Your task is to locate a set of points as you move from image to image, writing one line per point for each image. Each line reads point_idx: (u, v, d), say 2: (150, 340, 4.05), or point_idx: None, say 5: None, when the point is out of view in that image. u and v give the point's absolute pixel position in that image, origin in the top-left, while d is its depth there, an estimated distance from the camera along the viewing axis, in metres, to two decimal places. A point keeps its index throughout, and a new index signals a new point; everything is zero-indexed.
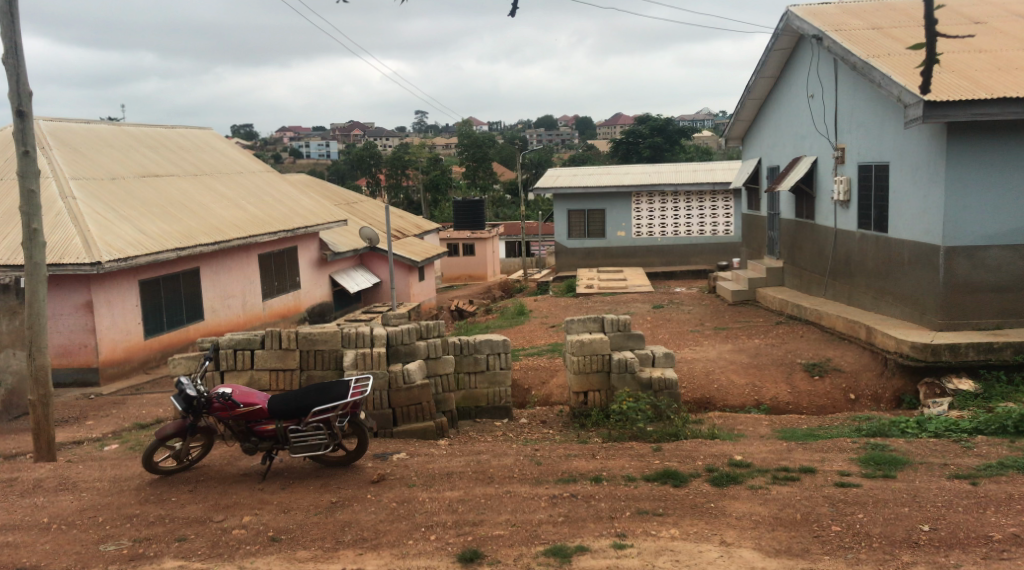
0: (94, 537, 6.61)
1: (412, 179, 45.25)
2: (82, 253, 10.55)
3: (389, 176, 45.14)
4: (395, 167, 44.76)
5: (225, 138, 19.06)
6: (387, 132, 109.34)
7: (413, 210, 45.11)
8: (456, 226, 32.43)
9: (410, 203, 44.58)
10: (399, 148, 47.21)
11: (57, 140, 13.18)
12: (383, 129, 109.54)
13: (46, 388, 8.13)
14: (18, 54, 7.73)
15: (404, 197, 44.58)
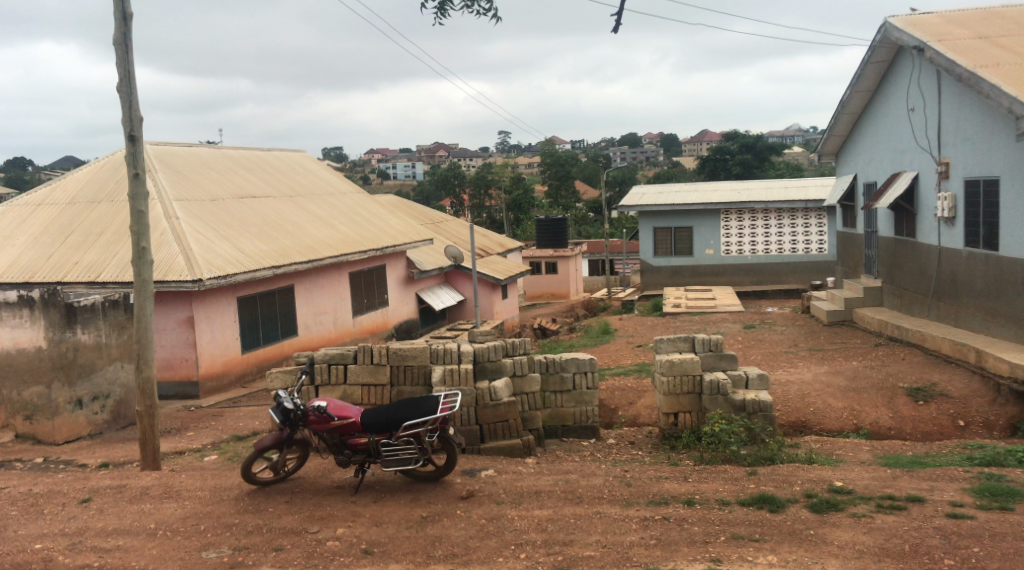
0: (196, 544, 6.88)
1: (496, 199, 45.26)
2: (186, 270, 11.02)
3: (473, 196, 45.39)
4: (479, 187, 45.01)
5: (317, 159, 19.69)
6: (473, 152, 111.27)
7: (497, 230, 45.50)
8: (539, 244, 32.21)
9: (494, 222, 44.99)
10: (483, 169, 47.76)
11: (163, 163, 13.88)
12: (470, 151, 112.08)
13: (153, 400, 8.50)
14: (131, 82, 8.16)
15: (488, 217, 45.00)
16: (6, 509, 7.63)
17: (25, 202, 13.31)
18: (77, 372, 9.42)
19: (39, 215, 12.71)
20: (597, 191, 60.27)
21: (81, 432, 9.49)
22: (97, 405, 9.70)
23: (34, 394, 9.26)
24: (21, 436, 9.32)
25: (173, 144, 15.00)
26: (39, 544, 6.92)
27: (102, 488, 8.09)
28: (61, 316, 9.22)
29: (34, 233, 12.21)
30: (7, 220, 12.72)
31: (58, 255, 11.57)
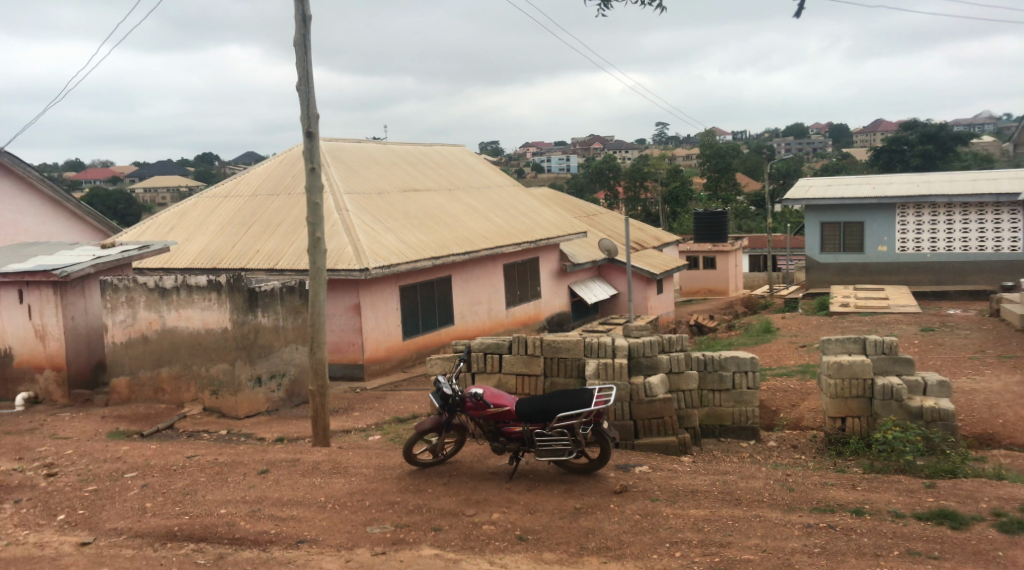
0: (362, 518, 7.29)
1: (651, 191, 44.71)
2: (354, 260, 11.64)
3: (628, 189, 45.14)
4: (634, 179, 44.69)
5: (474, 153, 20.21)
6: (628, 145, 110.29)
7: (651, 223, 44.96)
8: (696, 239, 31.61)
9: (648, 216, 44.48)
10: (639, 161, 47.32)
11: (335, 158, 14.73)
12: (625, 143, 111.28)
13: (323, 381, 9.04)
14: (309, 81, 8.56)
15: (642, 210, 44.52)
16: (197, 475, 8.39)
17: (214, 194, 14.53)
18: (258, 352, 10.16)
19: (225, 207, 13.84)
20: (758, 183, 58.14)
21: (259, 408, 10.23)
22: (274, 383, 10.43)
23: (220, 371, 10.11)
24: (208, 409, 10.20)
25: (344, 140, 15.89)
26: (224, 509, 7.56)
27: (279, 460, 8.72)
28: (244, 299, 9.99)
29: (221, 223, 13.31)
30: (199, 212, 13.94)
31: (241, 244, 12.54)
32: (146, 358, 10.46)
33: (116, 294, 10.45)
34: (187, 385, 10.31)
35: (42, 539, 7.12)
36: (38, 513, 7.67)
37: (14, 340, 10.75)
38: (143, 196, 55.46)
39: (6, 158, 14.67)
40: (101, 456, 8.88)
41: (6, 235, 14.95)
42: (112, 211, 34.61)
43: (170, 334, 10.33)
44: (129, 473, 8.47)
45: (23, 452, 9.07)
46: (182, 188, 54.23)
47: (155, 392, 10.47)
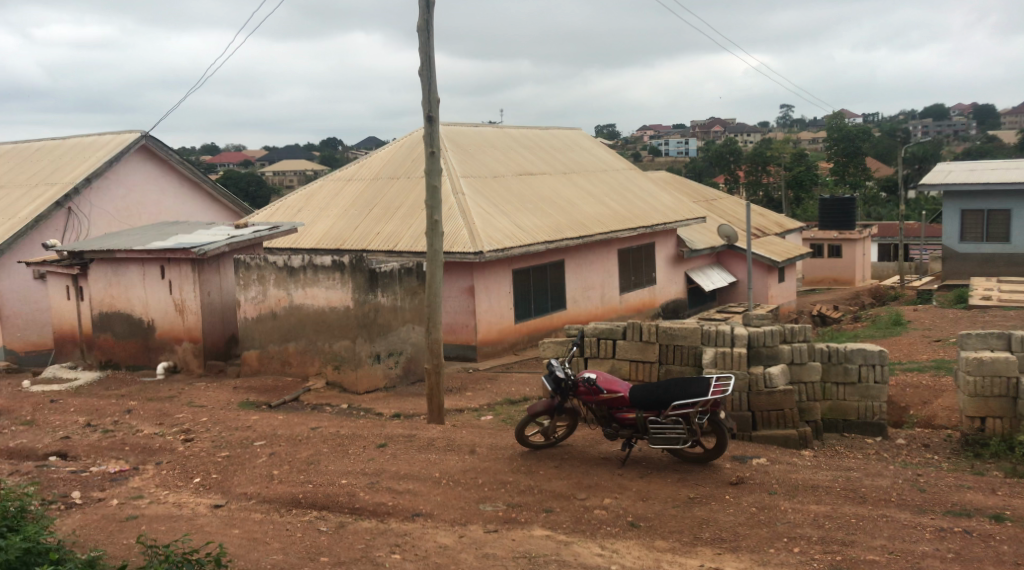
0: (475, 496, 7.43)
1: (774, 176, 43.15)
2: (469, 243, 11.82)
3: (749, 173, 43.81)
4: (756, 163, 43.32)
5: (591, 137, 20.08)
6: (749, 128, 106.93)
7: (773, 208, 43.46)
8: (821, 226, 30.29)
9: (770, 201, 43.01)
10: (761, 144, 45.78)
11: (453, 143, 14.99)
12: (746, 126, 107.85)
13: (439, 360, 9.23)
14: (431, 66, 8.72)
15: (764, 195, 43.09)
16: (320, 446, 8.78)
17: (338, 177, 15.08)
18: (377, 331, 10.50)
19: (348, 190, 14.33)
20: (891, 167, 55.13)
21: (378, 384, 10.58)
22: (392, 360, 10.75)
23: (342, 347, 10.52)
24: (330, 383, 10.63)
25: (462, 124, 16.14)
26: (345, 479, 7.88)
27: (396, 435, 9.00)
28: (365, 279, 10.32)
29: (344, 206, 13.80)
30: (324, 194, 14.51)
31: (362, 226, 12.97)
32: (274, 333, 11.01)
33: (248, 272, 11.04)
34: (311, 360, 10.78)
35: (181, 499, 7.64)
36: (177, 474, 8.23)
37: (157, 313, 11.53)
38: (272, 179, 58.37)
39: (152, 142, 15.71)
40: (233, 424, 9.43)
41: (151, 214, 16.04)
42: (244, 193, 36.56)
43: (296, 311, 10.82)
44: (258, 441, 8.96)
45: (164, 417, 9.75)
46: (308, 172, 56.69)
47: (282, 366, 11.01)
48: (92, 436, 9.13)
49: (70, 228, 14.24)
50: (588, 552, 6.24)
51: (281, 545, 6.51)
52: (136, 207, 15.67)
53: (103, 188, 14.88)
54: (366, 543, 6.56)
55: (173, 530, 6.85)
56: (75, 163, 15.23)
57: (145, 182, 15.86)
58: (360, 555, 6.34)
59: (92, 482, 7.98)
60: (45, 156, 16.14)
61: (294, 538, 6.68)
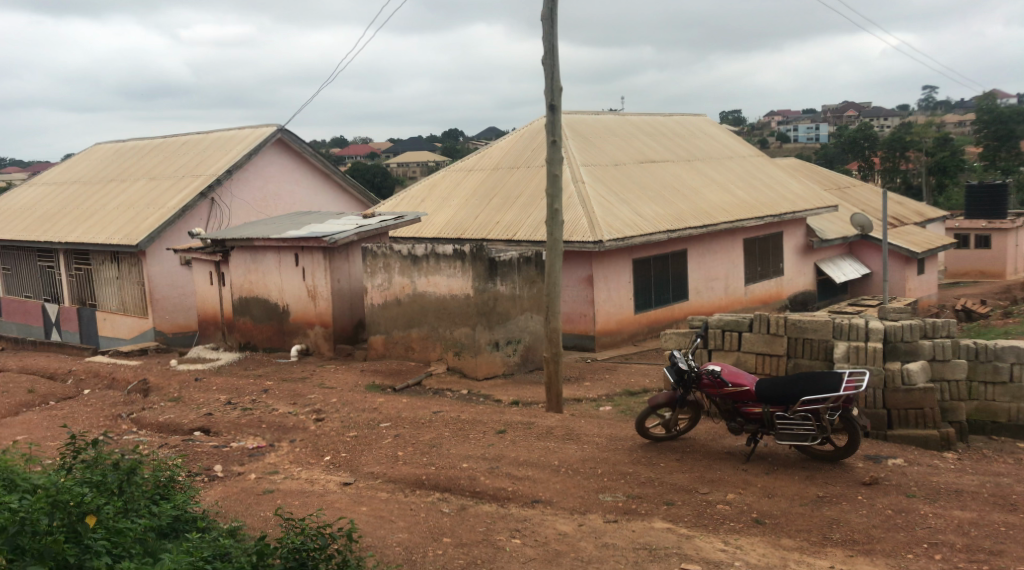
0: (595, 485, 7.43)
1: (914, 162, 40.67)
2: (589, 232, 11.78)
3: (885, 159, 41.53)
4: (894, 149, 41.02)
5: (716, 123, 19.57)
6: (885, 111, 101.26)
7: (912, 196, 41.01)
8: (966, 216, 28.70)
9: (909, 189, 40.61)
10: (900, 128, 43.25)
11: (574, 131, 14.98)
12: (881, 110, 102.22)
13: (558, 348, 9.23)
14: (554, 55, 8.71)
15: (902, 182, 40.74)
16: (442, 429, 8.99)
17: (460, 167, 15.37)
18: (496, 318, 10.65)
19: (470, 179, 14.58)
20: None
21: (497, 371, 10.72)
22: (511, 347, 10.87)
23: (462, 334, 10.72)
24: (451, 369, 10.86)
25: (584, 112, 16.10)
26: (466, 463, 8.05)
27: (515, 422, 9.10)
28: (486, 268, 10.47)
29: (465, 195, 14.06)
30: (446, 184, 14.82)
31: (483, 215, 13.16)
32: (398, 319, 11.35)
33: (375, 260, 11.42)
34: (433, 345, 11.04)
35: (312, 476, 8.02)
36: (309, 452, 8.65)
37: (291, 298, 12.12)
38: (395, 170, 60.20)
39: (287, 136, 16.49)
40: (359, 406, 9.80)
41: (285, 205, 16.86)
42: (371, 185, 37.89)
43: (419, 298, 11.10)
44: (383, 423, 9.28)
45: (297, 397, 10.26)
46: (430, 163, 58.13)
47: (406, 351, 11.34)
48: (232, 413, 9.72)
49: (213, 217, 15.17)
50: (710, 547, 6.11)
51: (406, 525, 6.73)
52: (272, 197, 16.53)
53: (242, 180, 15.76)
54: (487, 526, 6.68)
55: (306, 505, 7.20)
56: (218, 156, 16.21)
57: (280, 173, 16.68)
58: (481, 538, 6.46)
59: (232, 456, 8.50)
60: (192, 149, 17.27)
61: (419, 518, 6.90)
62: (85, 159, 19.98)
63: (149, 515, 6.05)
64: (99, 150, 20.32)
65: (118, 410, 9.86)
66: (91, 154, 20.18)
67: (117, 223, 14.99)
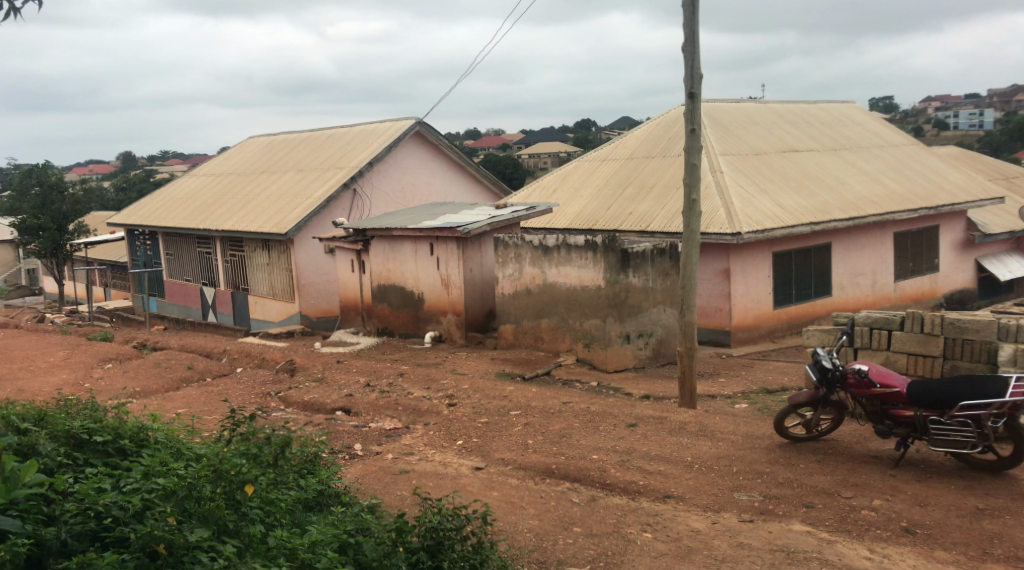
0: (730, 484, 7.24)
1: None
2: (726, 224, 11.47)
3: None
4: None
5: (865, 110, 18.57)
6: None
7: None
8: None
9: None
10: None
11: (712, 120, 14.63)
12: None
13: (692, 342, 9.04)
14: (695, 41, 8.50)
15: None
16: (572, 420, 9.01)
17: (594, 157, 15.32)
18: (628, 311, 10.50)
19: (604, 170, 14.51)
20: None
21: (627, 364, 10.64)
22: (642, 341, 10.70)
23: (593, 326, 10.71)
24: (581, 360, 10.87)
25: (723, 101, 15.69)
26: (597, 455, 8.03)
27: (647, 416, 9.00)
28: (617, 259, 10.39)
29: (599, 185, 14.01)
30: (579, 174, 14.82)
31: (616, 206, 13.07)
32: (529, 309, 11.45)
33: (507, 250, 11.58)
34: (563, 336, 11.08)
35: (446, 459, 8.24)
36: (442, 436, 8.88)
37: (425, 286, 12.49)
38: (526, 162, 60.74)
39: (424, 128, 16.95)
40: (491, 393, 9.97)
41: (422, 195, 17.35)
42: (503, 176, 38.37)
43: (550, 289, 11.16)
44: (513, 411, 9.40)
45: (430, 382, 10.56)
46: (561, 154, 58.22)
47: (536, 341, 11.43)
48: (370, 395, 10.12)
49: (354, 207, 15.83)
50: (854, 554, 5.84)
51: (537, 512, 6.79)
52: (410, 188, 17.05)
53: (382, 171, 16.34)
54: (618, 518, 6.65)
55: (441, 487, 7.40)
56: (360, 148, 16.88)
57: (417, 164, 17.18)
58: (612, 530, 6.43)
59: (370, 436, 8.85)
60: (336, 142, 18.07)
61: (549, 506, 6.94)
62: (239, 152, 21.33)
63: (297, 488, 6.40)
64: (251, 143, 21.62)
65: (267, 388, 10.49)
66: (245, 147, 21.52)
67: (267, 212, 15.92)
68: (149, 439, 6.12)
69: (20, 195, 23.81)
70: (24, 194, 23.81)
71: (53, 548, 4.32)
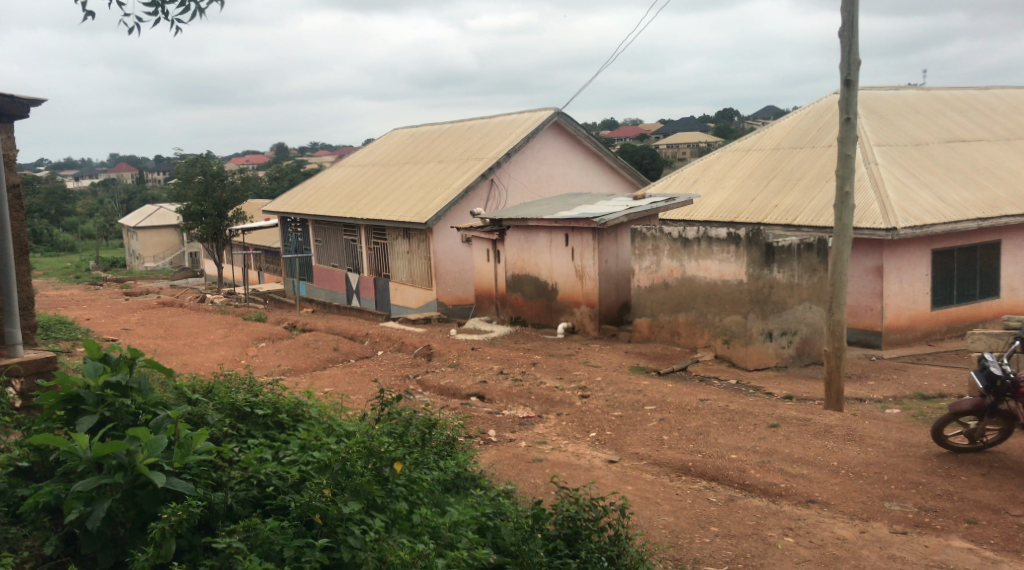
0: (880, 492, 6.87)
1: None
2: (881, 218, 10.90)
3: None
4: None
5: None
6: None
7: None
8: None
9: None
10: None
11: (867, 109, 13.90)
12: None
13: (840, 342, 8.62)
14: (853, 26, 8.08)
15: None
16: (710, 418, 8.80)
17: (737, 148, 14.87)
18: (771, 308, 10.18)
19: (748, 160, 14.07)
20: None
21: (769, 362, 10.28)
22: (785, 339, 10.35)
23: (733, 322, 10.40)
24: (719, 357, 10.60)
25: (880, 88, 14.86)
26: (736, 455, 7.81)
27: (789, 417, 8.66)
28: (762, 254, 10.06)
29: (742, 177, 13.61)
30: (722, 165, 14.43)
31: (761, 198, 12.66)
32: (666, 303, 11.28)
33: (644, 242, 11.46)
34: (701, 331, 10.85)
35: (579, 450, 8.25)
36: (575, 427, 8.89)
37: (560, 277, 12.53)
38: (662, 153, 59.82)
39: (563, 118, 16.98)
40: (625, 386, 9.89)
41: (558, 186, 17.41)
42: (640, 167, 37.88)
43: (688, 282, 10.94)
44: (648, 406, 9.28)
45: (564, 372, 10.61)
46: (699, 144, 56.72)
47: (672, 335, 11.24)
48: (504, 383, 10.28)
49: (492, 197, 16.09)
50: None
51: (673, 509, 6.68)
52: (546, 178, 17.16)
53: (519, 161, 16.52)
54: (757, 520, 6.45)
55: (575, 477, 7.42)
56: (498, 140, 17.12)
57: (554, 155, 17.25)
58: (751, 531, 6.25)
59: (504, 423, 8.99)
60: (475, 133, 18.42)
61: (686, 503, 6.82)
62: (383, 144, 22.13)
63: (438, 468, 6.53)
64: (395, 135, 22.39)
65: (406, 372, 10.87)
66: (388, 139, 22.31)
67: (408, 202, 16.44)
68: (304, 414, 6.43)
69: (186, 182, 25.81)
70: (188, 181, 25.80)
71: (220, 511, 4.55)
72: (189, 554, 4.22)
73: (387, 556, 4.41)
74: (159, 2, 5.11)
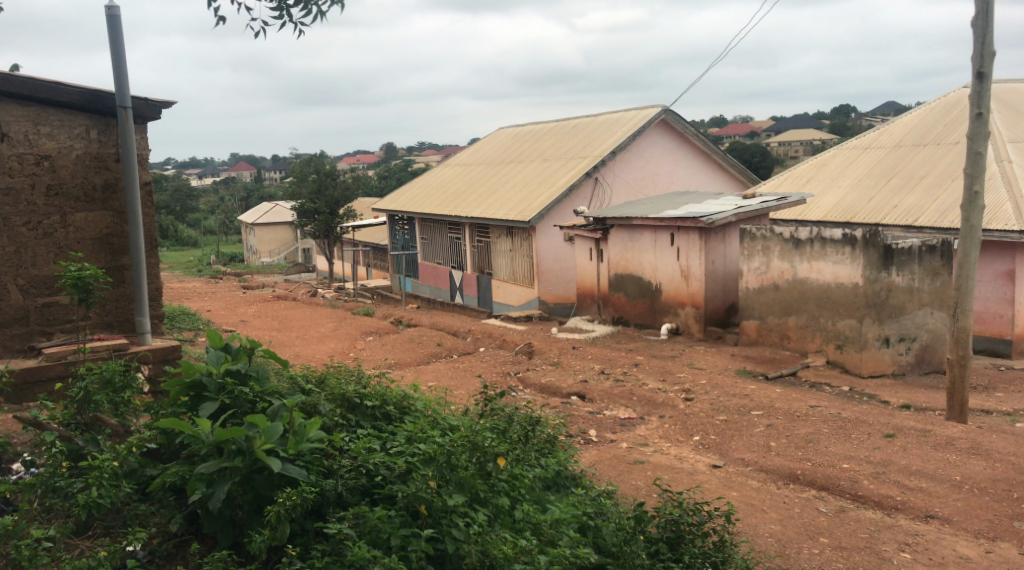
0: (1007, 511, 6.44)
1: None
2: (1013, 219, 10.26)
3: None
4: None
5: None
6: None
7: None
8: None
9: None
10: None
11: (1000, 103, 13.07)
12: None
13: (965, 350, 8.11)
14: (987, 15, 7.60)
15: None
16: (820, 425, 8.47)
17: (854, 145, 14.28)
18: (888, 312, 9.69)
19: (867, 158, 13.46)
20: None
21: (885, 369, 9.81)
22: (903, 345, 9.80)
23: (847, 327, 10.02)
24: (831, 362, 10.21)
25: (1015, 79, 13.93)
26: (848, 464, 7.49)
27: (907, 428, 8.24)
28: (879, 256, 9.65)
29: (860, 175, 13.05)
30: (838, 163, 13.89)
31: (880, 197, 12.13)
32: (775, 305, 10.94)
33: (753, 243, 11.16)
34: (812, 335, 10.47)
35: (682, 453, 8.11)
36: (678, 430, 8.74)
37: (665, 277, 12.35)
38: (772, 151, 58.07)
39: (670, 116, 16.72)
40: (730, 390, 9.65)
41: (664, 184, 17.17)
42: (749, 165, 36.90)
43: (800, 284, 10.60)
44: (755, 411, 9.02)
45: (667, 374, 10.46)
46: (814, 140, 54.72)
47: (781, 338, 10.91)
48: (605, 383, 10.22)
49: (596, 196, 16.03)
50: None
51: (780, 517, 6.48)
52: (653, 177, 16.96)
53: (625, 160, 16.39)
54: (870, 534, 6.16)
55: (677, 480, 7.30)
56: (603, 138, 17.01)
57: (661, 153, 17.03)
58: (864, 544, 5.97)
59: (605, 423, 8.93)
60: (581, 132, 18.37)
61: (793, 512, 6.60)
62: (488, 143, 22.39)
63: (539, 466, 6.53)
64: (499, 134, 22.60)
65: (507, 368, 10.97)
66: (493, 138, 22.53)
67: (512, 200, 16.59)
68: (411, 407, 6.59)
69: (300, 180, 27.05)
70: (303, 179, 27.01)
71: (331, 498, 4.72)
72: (301, 537, 4.40)
73: (490, 550, 4.48)
74: (284, 4, 5.36)
